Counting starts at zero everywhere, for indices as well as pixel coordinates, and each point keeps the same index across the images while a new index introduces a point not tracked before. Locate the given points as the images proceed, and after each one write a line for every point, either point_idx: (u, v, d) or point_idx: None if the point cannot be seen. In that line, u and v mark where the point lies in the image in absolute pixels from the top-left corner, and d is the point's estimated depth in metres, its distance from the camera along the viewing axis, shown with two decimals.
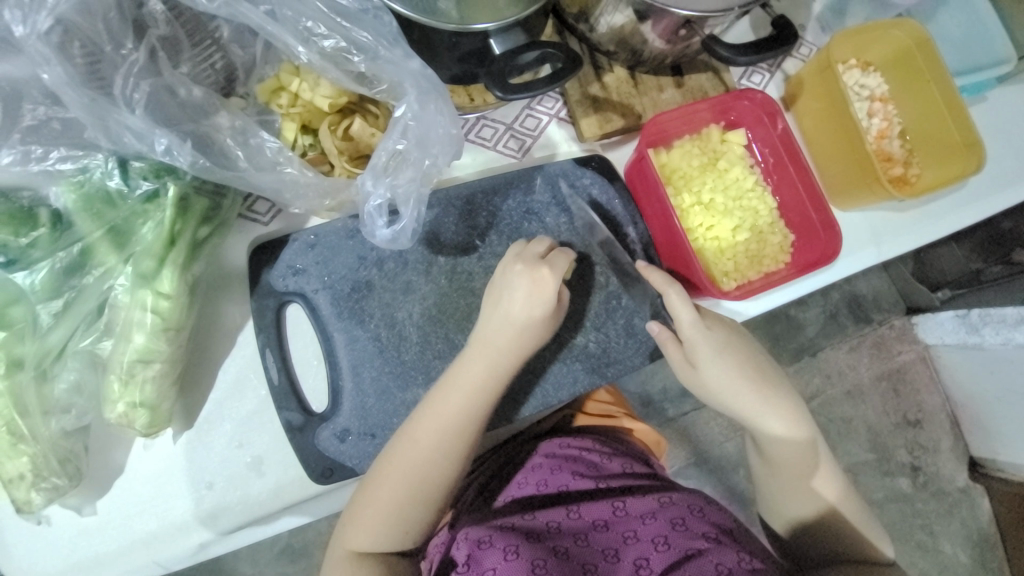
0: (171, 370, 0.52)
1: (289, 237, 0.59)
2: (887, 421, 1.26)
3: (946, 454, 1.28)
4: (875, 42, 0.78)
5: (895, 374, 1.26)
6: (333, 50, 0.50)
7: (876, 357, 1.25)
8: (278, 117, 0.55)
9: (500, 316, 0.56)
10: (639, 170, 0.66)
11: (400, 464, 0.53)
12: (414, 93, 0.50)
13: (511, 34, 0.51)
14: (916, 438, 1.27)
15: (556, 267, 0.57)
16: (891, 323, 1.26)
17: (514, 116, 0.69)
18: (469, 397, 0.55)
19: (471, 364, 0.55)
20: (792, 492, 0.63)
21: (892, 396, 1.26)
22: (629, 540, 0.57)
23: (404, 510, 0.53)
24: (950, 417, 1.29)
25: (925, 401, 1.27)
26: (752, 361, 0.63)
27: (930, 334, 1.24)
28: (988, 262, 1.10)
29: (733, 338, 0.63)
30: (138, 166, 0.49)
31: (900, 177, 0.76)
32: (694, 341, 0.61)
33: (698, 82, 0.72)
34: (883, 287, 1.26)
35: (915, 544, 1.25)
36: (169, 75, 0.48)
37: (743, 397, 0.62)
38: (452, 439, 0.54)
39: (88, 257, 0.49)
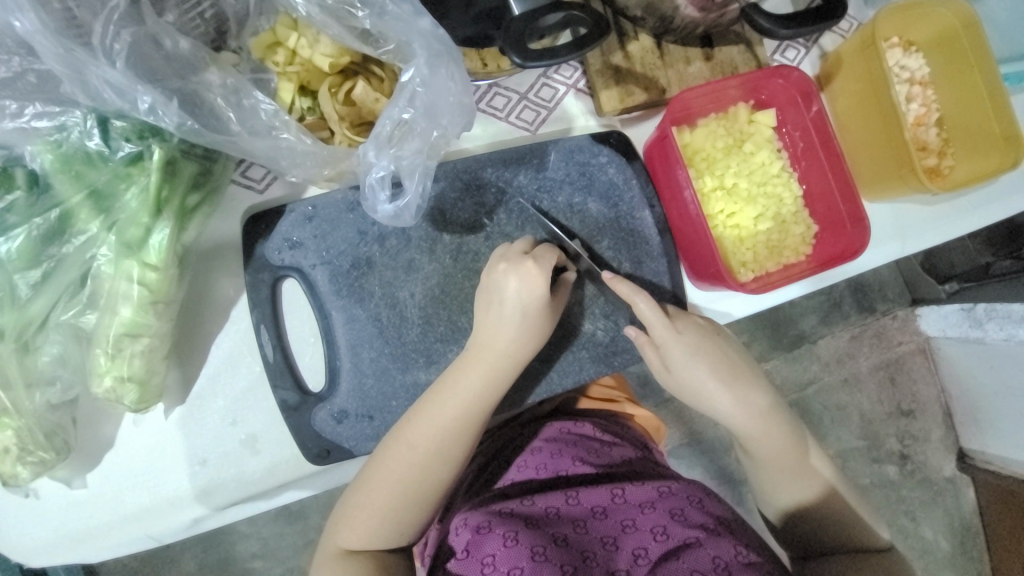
0: (160, 345, 0.50)
1: (285, 208, 0.55)
2: (881, 409, 1.26)
3: (935, 443, 1.29)
4: (921, 20, 0.72)
5: (893, 364, 1.25)
6: (335, 2, 0.46)
7: (876, 347, 1.24)
8: (274, 76, 0.51)
9: (498, 321, 0.54)
10: (660, 150, 0.62)
11: (402, 451, 0.52)
12: (423, 56, 0.45)
13: None
14: (908, 427, 1.27)
15: (542, 259, 0.54)
16: (894, 313, 1.24)
17: (529, 85, 0.64)
18: (464, 408, 0.53)
19: (469, 372, 0.53)
20: (787, 480, 0.61)
21: (888, 385, 1.25)
22: (627, 528, 0.56)
23: (405, 497, 0.52)
24: (943, 408, 1.28)
25: (921, 392, 1.27)
26: (726, 362, 0.61)
27: (932, 327, 1.23)
28: (998, 255, 1.10)
29: (707, 338, 0.61)
30: (119, 126, 0.45)
31: (933, 168, 0.72)
32: (663, 341, 0.59)
33: (729, 55, 0.67)
34: (890, 277, 1.24)
35: (896, 528, 1.27)
36: (154, 23, 0.43)
37: (715, 398, 0.61)
38: (447, 447, 0.52)
39: (69, 224, 0.46)
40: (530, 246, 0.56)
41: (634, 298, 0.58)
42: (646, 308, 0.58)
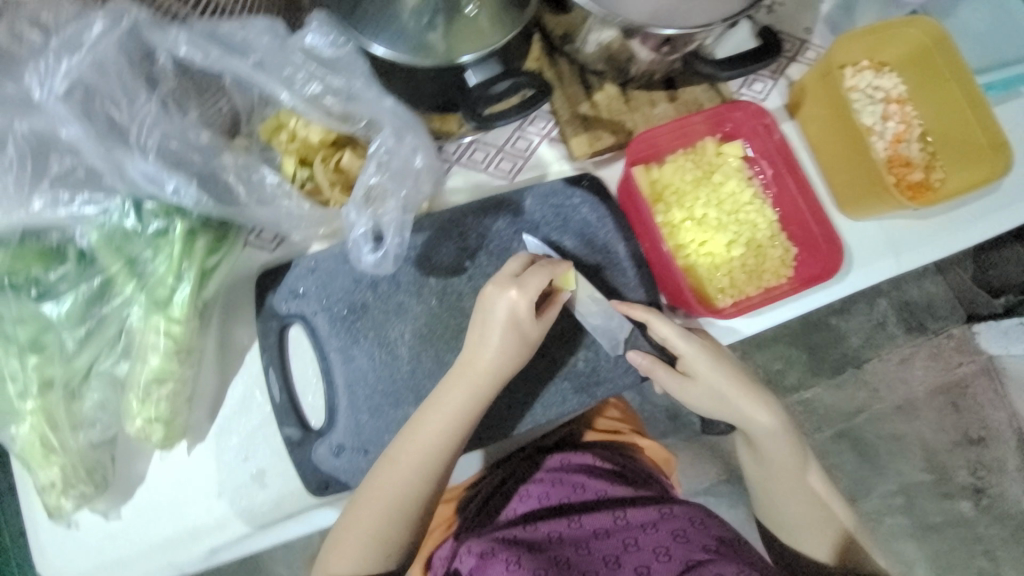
0: (182, 389, 0.57)
1: (291, 262, 0.63)
2: (947, 439, 1.22)
3: (1013, 474, 1.23)
4: (889, 42, 0.74)
5: (957, 388, 1.23)
6: (316, 95, 0.56)
7: (933, 367, 1.24)
8: (278, 152, 0.60)
9: (481, 343, 0.57)
10: (627, 193, 0.67)
11: (388, 475, 0.55)
12: (390, 131, 0.55)
13: (488, 64, 0.54)
14: (980, 457, 1.23)
15: (526, 287, 0.57)
16: (950, 332, 1.24)
17: (505, 138, 0.71)
18: (444, 430, 0.56)
19: (450, 393, 0.57)
20: (803, 506, 0.64)
21: (950, 410, 1.23)
22: (629, 548, 0.59)
23: (389, 518, 0.55)
24: (1019, 435, 1.23)
25: (991, 417, 1.23)
26: (747, 379, 0.63)
27: (994, 343, 1.22)
28: None
29: (721, 355, 0.63)
30: (150, 206, 0.54)
31: (920, 183, 0.72)
32: (682, 351, 0.62)
33: (693, 95, 0.71)
34: (939, 293, 1.25)
35: (976, 568, 1.22)
36: (179, 122, 0.53)
37: (733, 410, 0.63)
38: (428, 467, 0.56)
39: (109, 289, 0.56)
40: (521, 268, 0.59)
41: (650, 318, 0.61)
42: (663, 326, 0.61)
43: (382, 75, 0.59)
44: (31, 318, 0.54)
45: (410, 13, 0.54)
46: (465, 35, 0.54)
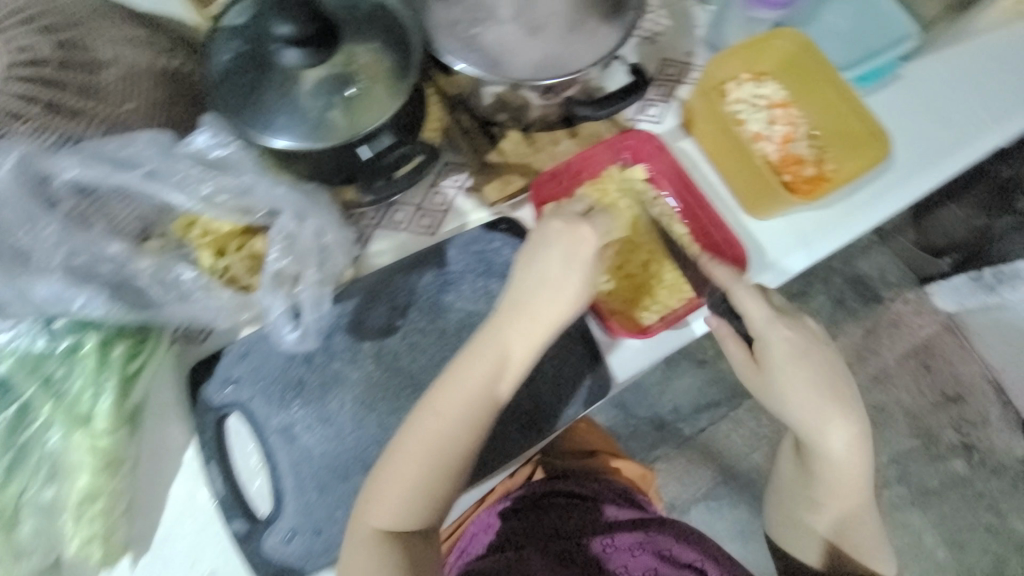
0: (116, 502, 0.56)
1: (222, 350, 0.63)
2: (925, 400, 1.42)
3: (997, 424, 1.41)
4: (762, 53, 0.79)
5: (923, 350, 1.43)
6: (211, 194, 0.58)
7: (897, 333, 1.43)
8: (192, 249, 0.60)
9: (537, 288, 0.56)
10: (550, 178, 0.71)
11: (435, 427, 0.54)
12: (289, 211, 0.59)
13: (378, 139, 0.58)
14: (960, 413, 1.41)
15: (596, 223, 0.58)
16: (905, 297, 1.44)
17: (422, 195, 0.74)
18: (496, 379, 0.55)
19: (494, 341, 0.56)
20: (817, 504, 0.68)
21: (924, 372, 1.42)
22: (620, 559, 0.71)
23: (440, 467, 0.54)
24: (993, 384, 1.42)
25: (962, 373, 1.43)
26: (836, 383, 0.62)
27: (949, 302, 1.40)
28: (992, 216, 1.24)
29: (821, 357, 0.62)
30: (61, 324, 0.54)
31: (815, 176, 0.76)
32: (771, 343, 0.61)
33: (593, 128, 0.75)
34: (889, 263, 1.46)
35: (983, 527, 1.37)
36: (81, 238, 0.54)
37: (788, 411, 0.62)
38: (478, 416, 0.55)
39: (27, 413, 0.54)
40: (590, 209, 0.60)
41: (733, 285, 0.62)
42: (747, 299, 0.61)
43: (278, 161, 0.58)
44: None
45: (308, 97, 0.57)
46: (365, 105, 0.57)
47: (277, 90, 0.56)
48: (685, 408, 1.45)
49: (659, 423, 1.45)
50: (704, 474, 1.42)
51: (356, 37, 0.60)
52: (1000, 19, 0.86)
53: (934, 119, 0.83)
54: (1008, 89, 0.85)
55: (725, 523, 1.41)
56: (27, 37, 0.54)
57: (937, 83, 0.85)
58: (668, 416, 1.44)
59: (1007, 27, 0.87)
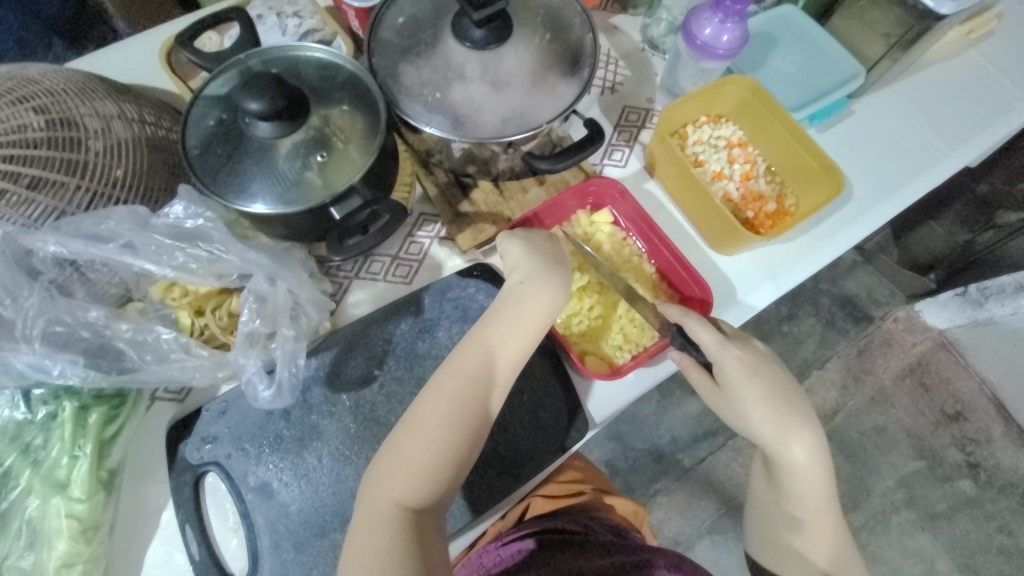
0: (94, 568, 0.56)
1: (201, 409, 0.64)
2: (925, 419, 1.41)
3: (1000, 441, 1.39)
4: (717, 98, 0.84)
5: (918, 369, 1.43)
6: (182, 263, 0.60)
7: (891, 354, 1.43)
8: (172, 309, 0.62)
9: (528, 278, 0.62)
10: (548, 207, 0.75)
11: (445, 395, 0.57)
12: (262, 273, 0.60)
13: (347, 201, 0.60)
14: (963, 431, 1.40)
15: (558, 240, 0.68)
16: (895, 316, 1.45)
17: (398, 246, 0.77)
18: (500, 344, 0.60)
19: (493, 323, 0.61)
20: (790, 522, 0.67)
21: (921, 392, 1.42)
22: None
23: (454, 432, 0.56)
24: (994, 401, 1.41)
25: (960, 390, 1.42)
26: (786, 393, 0.64)
27: (940, 320, 1.43)
28: (974, 232, 1.26)
29: (769, 371, 0.64)
30: (39, 392, 0.56)
31: (777, 211, 0.80)
32: (724, 363, 0.63)
33: (560, 175, 0.79)
34: (876, 282, 1.49)
35: (997, 550, 1.33)
36: (61, 307, 0.56)
37: (747, 422, 0.64)
38: (485, 380, 0.58)
39: (8, 480, 0.54)
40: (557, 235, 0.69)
41: (685, 318, 0.64)
42: (702, 330, 0.63)
43: (257, 223, 0.61)
44: None
45: (284, 160, 0.60)
46: (340, 165, 0.61)
47: (253, 157, 0.60)
48: (682, 439, 1.44)
49: (657, 454, 1.43)
50: (707, 507, 1.39)
51: (326, 102, 0.64)
52: (942, 56, 0.92)
53: (889, 151, 0.87)
54: (957, 119, 0.89)
55: (732, 559, 1.37)
56: (15, 112, 0.55)
57: (890, 115, 0.89)
58: (666, 447, 1.43)
59: (951, 60, 0.93)
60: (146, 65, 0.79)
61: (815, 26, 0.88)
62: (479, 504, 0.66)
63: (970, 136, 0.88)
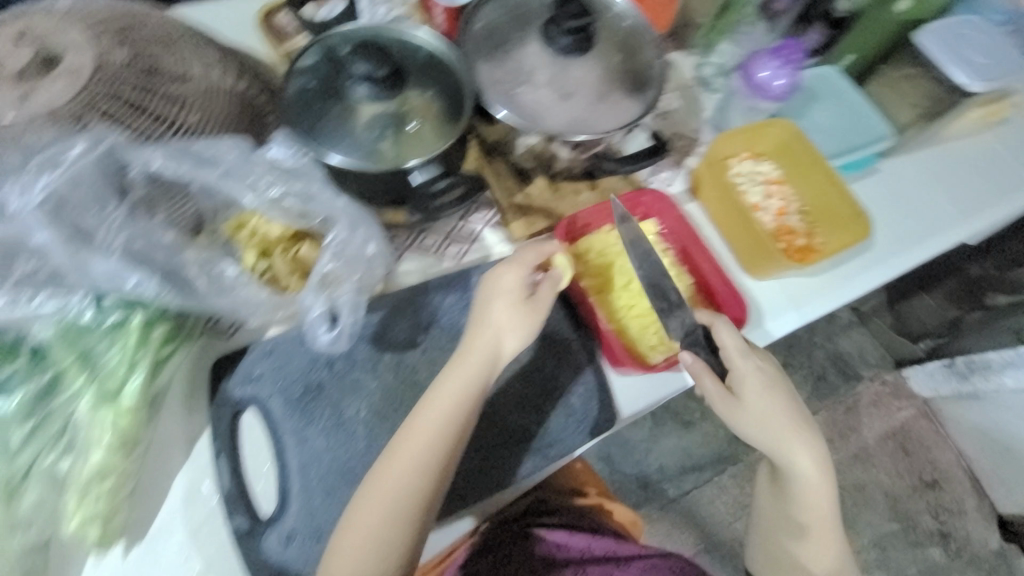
0: (122, 485, 0.56)
1: (248, 347, 0.66)
2: (903, 483, 1.45)
3: (972, 513, 1.44)
4: (761, 137, 0.90)
5: (900, 433, 1.48)
6: (278, 197, 0.62)
7: (878, 414, 1.49)
8: (239, 247, 0.64)
9: (481, 328, 0.61)
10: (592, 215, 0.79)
11: (397, 464, 0.55)
12: (345, 223, 0.62)
13: (429, 167, 0.64)
14: (938, 499, 1.44)
15: (523, 262, 0.63)
16: (883, 378, 1.52)
17: (451, 226, 0.80)
18: (453, 413, 0.57)
19: (453, 376, 0.59)
20: (795, 524, 0.71)
21: (902, 455, 1.47)
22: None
23: (405, 502, 0.55)
24: (968, 474, 1.47)
25: (938, 459, 1.47)
26: (795, 405, 0.67)
27: (923, 387, 1.48)
28: (965, 307, 1.30)
29: (782, 386, 0.67)
30: (111, 300, 0.56)
31: (805, 247, 0.84)
32: (743, 372, 0.66)
33: (610, 184, 0.84)
34: (868, 343, 1.55)
35: None
36: (145, 224, 0.58)
37: (759, 433, 0.66)
38: (434, 450, 0.56)
39: (59, 383, 0.55)
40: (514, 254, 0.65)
41: (716, 321, 0.67)
42: (726, 333, 0.66)
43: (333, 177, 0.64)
44: None
45: (363, 128, 0.64)
46: (411, 144, 0.65)
47: (334, 120, 0.64)
48: (668, 469, 1.45)
49: (643, 482, 1.44)
50: (686, 540, 1.41)
51: (409, 83, 0.67)
52: (964, 132, 1.00)
53: (907, 211, 0.94)
54: (971, 192, 0.97)
55: None
56: (109, 45, 0.58)
57: (909, 179, 0.97)
58: (653, 475, 1.44)
59: (968, 138, 1.02)
60: (240, 23, 0.84)
61: (848, 87, 0.94)
62: (504, 476, 0.68)
63: (980, 208, 0.96)
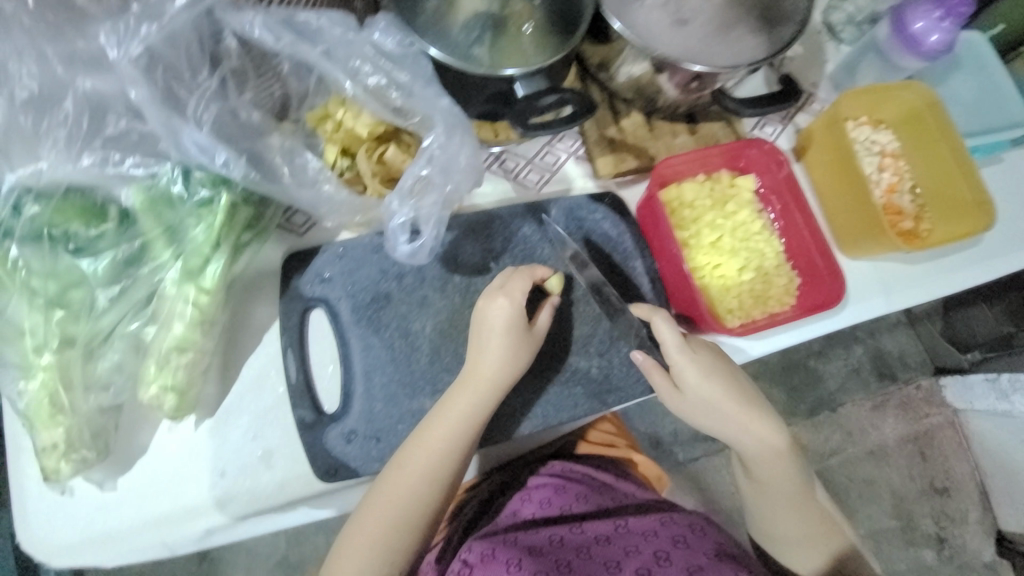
0: (200, 360, 0.56)
1: (320, 247, 0.64)
2: (912, 486, 1.34)
3: (974, 525, 1.35)
4: (887, 102, 0.79)
5: (920, 437, 1.36)
6: (376, 87, 0.58)
7: (902, 417, 1.36)
8: (322, 140, 0.61)
9: (479, 352, 0.58)
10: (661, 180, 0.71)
11: (405, 474, 0.55)
12: (442, 126, 0.56)
13: (534, 80, 0.58)
14: (943, 507, 1.34)
15: (513, 294, 0.58)
16: (918, 383, 1.37)
17: (535, 152, 0.75)
18: (461, 429, 0.56)
19: (456, 398, 0.57)
20: (778, 514, 0.64)
21: (918, 459, 1.35)
22: (630, 553, 0.59)
23: (409, 512, 0.55)
24: (980, 487, 1.36)
25: (954, 468, 1.36)
26: (738, 389, 0.62)
27: (959, 398, 1.34)
28: (1019, 327, 1.18)
29: (726, 371, 0.62)
30: (199, 176, 0.55)
31: (910, 231, 0.77)
32: (678, 363, 0.61)
33: (711, 130, 0.76)
34: (910, 346, 1.39)
35: None
36: (234, 100, 0.55)
37: (706, 424, 0.63)
38: (443, 464, 0.56)
39: (145, 253, 0.55)
40: (506, 279, 0.60)
41: (653, 316, 0.61)
42: (667, 330, 0.60)
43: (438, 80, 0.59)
44: (64, 273, 0.53)
45: (460, 29, 0.58)
46: (511, 53, 0.58)
47: (430, 18, 0.58)
48: (680, 434, 1.43)
49: (654, 443, 1.42)
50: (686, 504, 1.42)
51: None
52: None
53: None
54: None
55: None
56: None
57: None
58: (666, 439, 1.42)
59: None
60: None
61: (997, 61, 0.81)
62: (563, 415, 0.65)
63: None
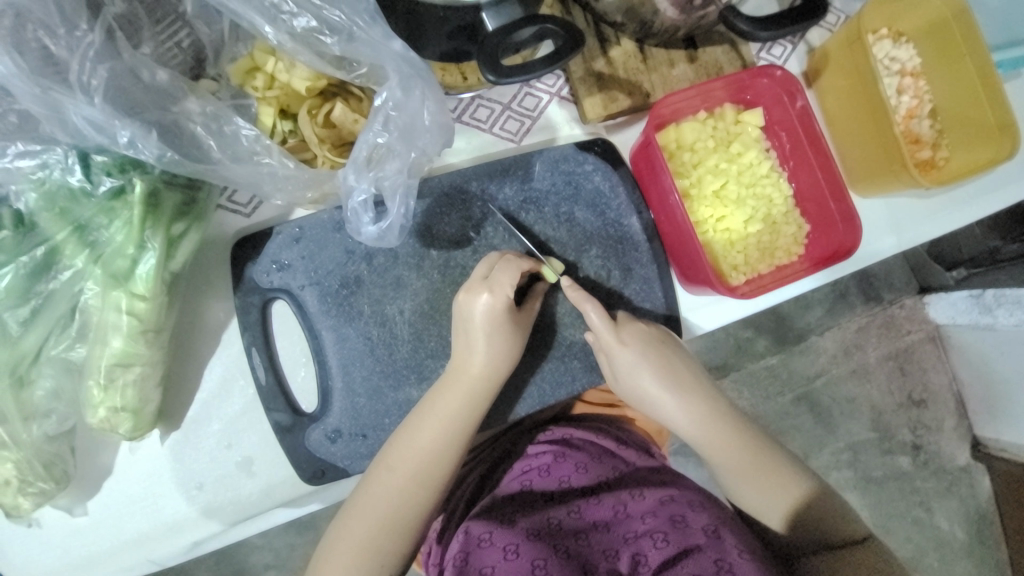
0: (153, 373, 0.50)
1: (272, 230, 0.56)
2: (891, 400, 1.18)
3: (949, 433, 1.21)
4: (908, 10, 0.68)
5: (903, 354, 1.18)
6: (308, 29, 0.46)
7: (884, 337, 1.17)
8: (254, 101, 0.50)
9: (465, 351, 0.53)
10: (645, 156, 0.61)
11: (390, 477, 0.51)
12: (396, 78, 0.46)
13: (506, 6, 0.47)
14: (920, 417, 1.20)
15: (499, 288, 0.52)
16: (902, 302, 1.17)
17: (512, 95, 0.64)
18: (448, 428, 0.52)
19: (443, 399, 0.52)
20: (753, 488, 0.58)
21: (897, 375, 1.18)
22: (629, 540, 0.53)
23: (399, 516, 0.51)
24: (956, 396, 1.21)
25: (932, 381, 1.19)
26: (675, 367, 0.59)
27: (941, 314, 1.16)
28: (1005, 241, 1.07)
29: (663, 349, 0.59)
30: (100, 160, 0.45)
31: (927, 161, 0.69)
32: (612, 351, 0.57)
33: (713, 56, 0.66)
34: (896, 264, 1.16)
35: (911, 520, 1.20)
36: (130, 56, 0.43)
37: (647, 409, 0.60)
38: (432, 465, 0.52)
39: (56, 258, 0.47)
40: (490, 269, 0.54)
41: (585, 304, 0.57)
42: (596, 316, 0.57)
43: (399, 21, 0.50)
44: None
45: None
46: None
47: None
48: None
49: None
50: None
51: None
52: None
53: None
54: None
55: None
56: None
57: None
58: None
59: None
60: None
61: None
62: (559, 390, 0.61)
63: None
